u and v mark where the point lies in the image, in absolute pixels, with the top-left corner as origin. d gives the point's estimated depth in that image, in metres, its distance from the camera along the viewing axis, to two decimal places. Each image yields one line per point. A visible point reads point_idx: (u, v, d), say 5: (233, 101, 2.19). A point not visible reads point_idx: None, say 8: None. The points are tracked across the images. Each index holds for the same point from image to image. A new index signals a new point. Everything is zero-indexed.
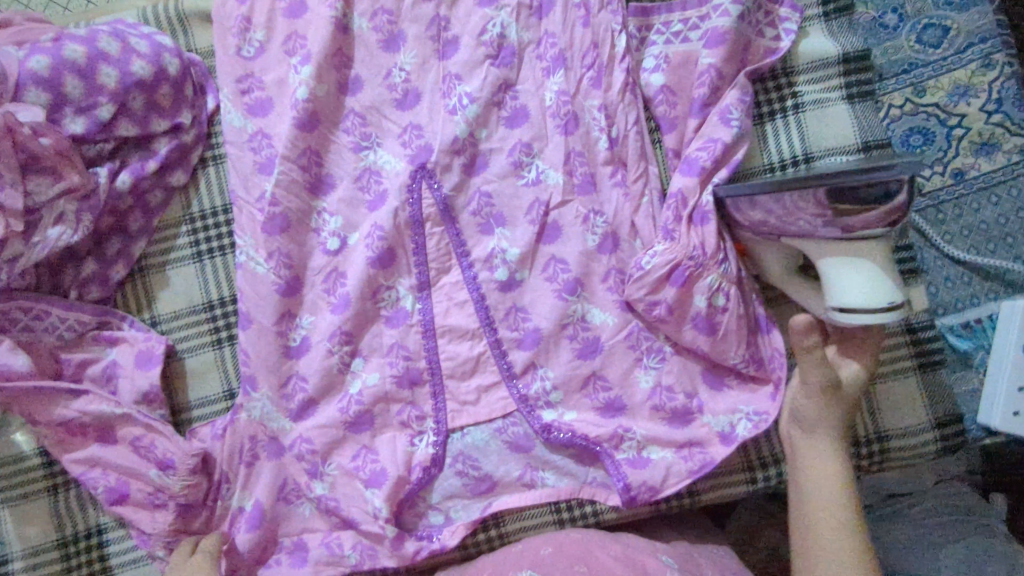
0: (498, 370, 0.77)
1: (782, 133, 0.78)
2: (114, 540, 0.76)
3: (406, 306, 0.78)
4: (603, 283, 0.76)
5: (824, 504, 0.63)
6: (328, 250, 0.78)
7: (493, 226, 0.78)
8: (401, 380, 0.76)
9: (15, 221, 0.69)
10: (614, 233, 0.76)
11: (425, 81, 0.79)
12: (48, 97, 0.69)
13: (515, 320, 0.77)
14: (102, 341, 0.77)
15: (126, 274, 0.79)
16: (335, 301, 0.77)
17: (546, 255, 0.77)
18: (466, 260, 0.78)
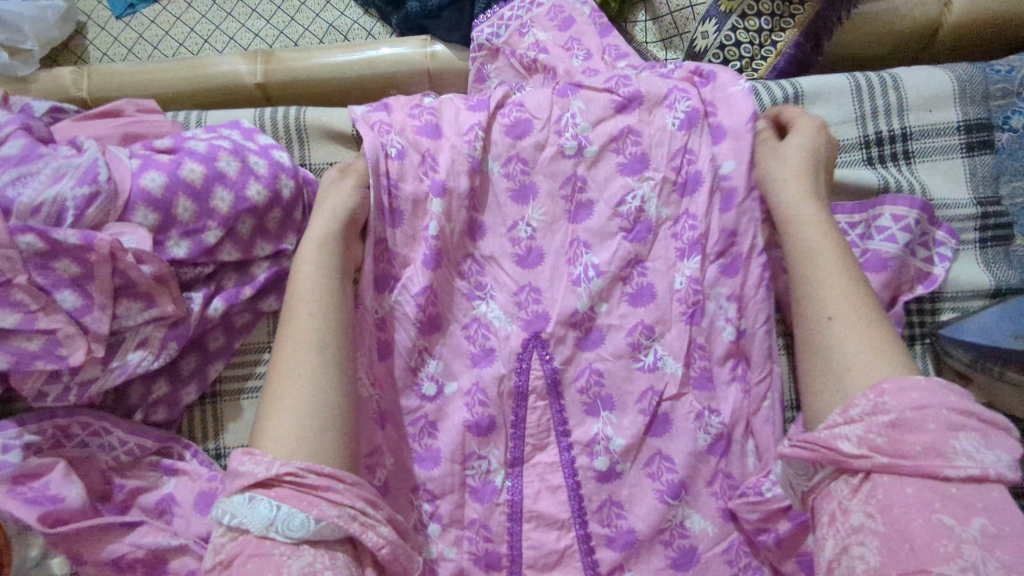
0: (582, 567, 0.68)
1: (920, 361, 0.73)
2: None
3: (496, 481, 0.69)
4: (708, 488, 0.69)
5: (832, 264, 0.58)
6: (425, 395, 0.70)
7: (600, 409, 0.70)
8: (479, 560, 0.68)
9: (97, 345, 0.63)
10: (728, 435, 0.69)
11: (550, 241, 0.73)
12: (156, 217, 0.64)
13: (608, 515, 0.68)
14: (160, 468, 0.71)
15: (197, 396, 0.73)
16: (422, 455, 0.69)
17: (652, 449, 0.69)
18: (564, 441, 0.69)
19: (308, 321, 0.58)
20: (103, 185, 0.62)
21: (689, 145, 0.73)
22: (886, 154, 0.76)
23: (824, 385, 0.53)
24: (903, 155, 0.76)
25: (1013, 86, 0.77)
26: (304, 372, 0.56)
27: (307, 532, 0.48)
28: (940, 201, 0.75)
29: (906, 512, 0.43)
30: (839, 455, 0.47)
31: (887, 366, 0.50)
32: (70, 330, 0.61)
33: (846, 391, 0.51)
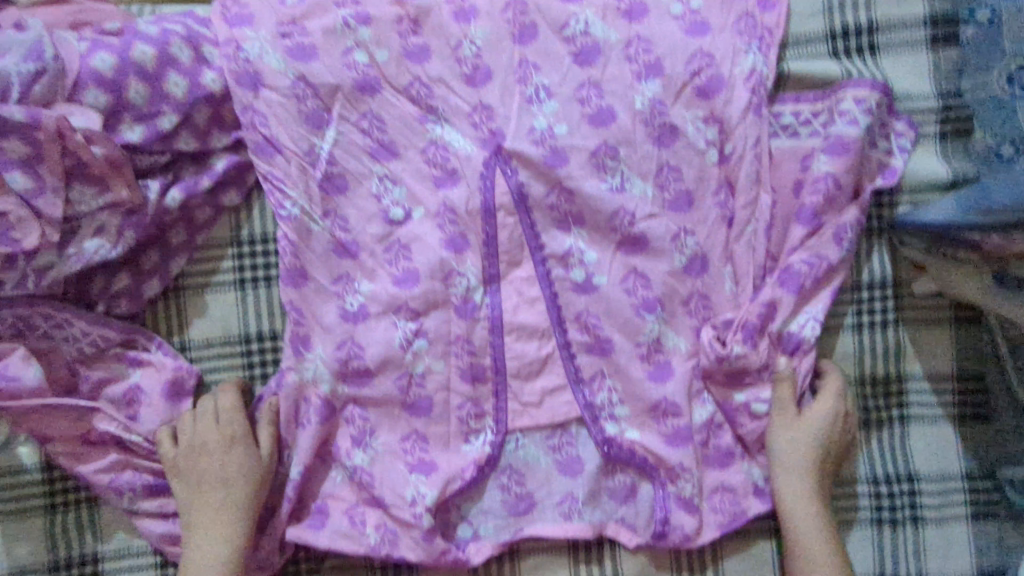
0: (563, 373, 0.75)
1: (878, 253, 0.75)
2: (112, 569, 0.72)
3: (476, 299, 0.74)
4: (683, 308, 0.74)
5: (798, 457, 0.72)
6: (391, 219, 0.73)
7: (570, 224, 0.75)
8: (464, 373, 0.73)
9: (51, 230, 0.62)
10: (703, 255, 0.74)
11: (509, 108, 0.74)
12: (108, 100, 0.64)
13: (586, 323, 0.74)
14: (126, 361, 0.71)
15: (160, 291, 0.72)
16: (354, 311, 0.73)
17: (628, 267, 0.74)
18: (539, 255, 0.74)
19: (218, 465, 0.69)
20: (48, 62, 0.62)
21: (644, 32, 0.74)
22: (850, 47, 0.77)
23: (788, 516, 0.72)
24: (869, 48, 0.77)
25: None
26: (224, 424, 0.70)
27: None
28: (901, 95, 0.76)
29: None
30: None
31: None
32: (22, 214, 0.61)
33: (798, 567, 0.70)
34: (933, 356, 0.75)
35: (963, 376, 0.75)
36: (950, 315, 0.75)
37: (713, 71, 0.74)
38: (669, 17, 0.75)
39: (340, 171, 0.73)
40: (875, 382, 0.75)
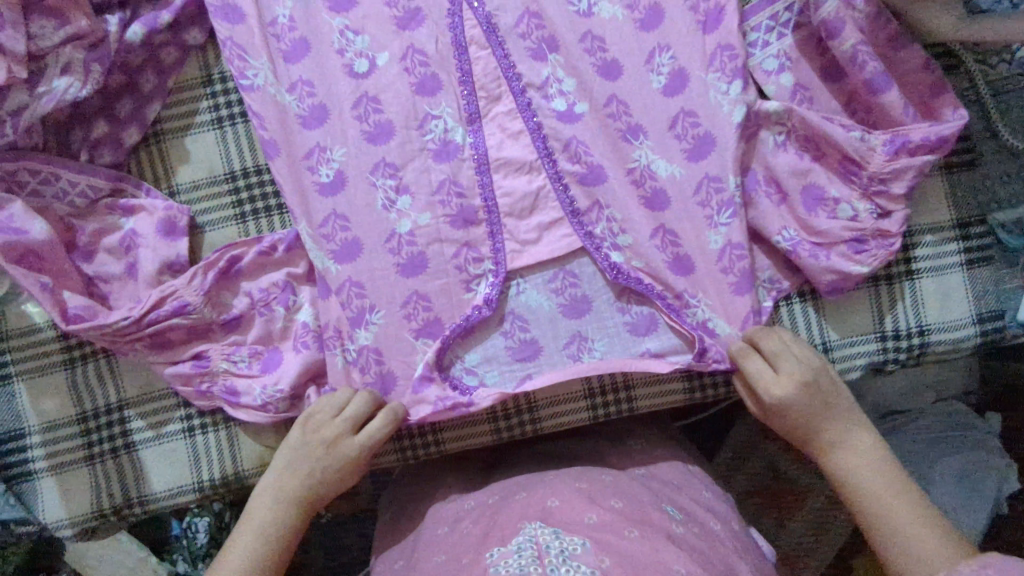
0: (559, 207, 0.73)
1: None
2: (137, 416, 0.74)
3: (457, 139, 0.73)
4: (670, 132, 0.72)
5: (857, 459, 0.64)
6: (356, 74, 0.73)
7: (546, 52, 0.73)
8: (455, 219, 0.72)
9: (17, 66, 0.64)
10: (681, 70, 0.72)
11: None
12: None
13: (575, 153, 0.72)
14: (118, 210, 0.72)
15: (140, 138, 0.73)
16: (330, 182, 0.72)
17: (608, 93, 0.73)
18: (518, 86, 0.72)
19: (263, 510, 0.66)
20: None
21: None
22: None
23: (867, 510, 0.62)
24: None
25: None
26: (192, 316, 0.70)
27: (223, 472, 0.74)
28: None
29: (654, 498, 0.68)
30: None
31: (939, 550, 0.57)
32: None
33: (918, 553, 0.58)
34: None
35: None
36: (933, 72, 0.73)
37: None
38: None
39: (299, 36, 0.73)
40: None
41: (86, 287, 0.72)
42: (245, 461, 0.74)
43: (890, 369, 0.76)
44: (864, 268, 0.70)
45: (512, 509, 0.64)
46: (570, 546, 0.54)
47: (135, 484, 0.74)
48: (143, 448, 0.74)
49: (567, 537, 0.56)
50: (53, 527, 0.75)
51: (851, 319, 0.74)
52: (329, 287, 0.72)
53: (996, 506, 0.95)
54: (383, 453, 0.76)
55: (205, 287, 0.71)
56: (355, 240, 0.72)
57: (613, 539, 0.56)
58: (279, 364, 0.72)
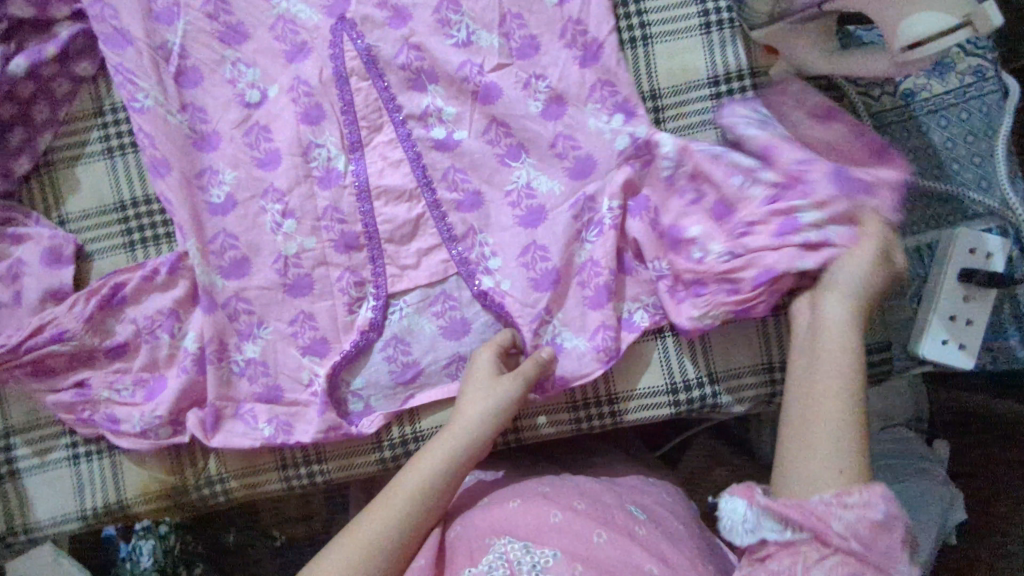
0: (437, 234, 0.74)
1: (729, 44, 0.74)
2: (22, 444, 0.74)
3: (339, 167, 0.74)
4: (550, 151, 0.74)
5: (840, 349, 0.60)
6: (247, 103, 0.74)
7: (425, 84, 0.74)
8: (338, 244, 0.73)
9: None
10: (557, 96, 0.74)
11: None
12: None
13: (453, 181, 0.74)
14: (6, 238, 0.73)
15: (32, 168, 0.75)
16: (220, 203, 0.74)
17: (488, 117, 0.74)
18: (398, 116, 0.74)
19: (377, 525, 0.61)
20: None
21: None
22: None
23: (809, 406, 0.59)
24: None
25: None
26: (74, 343, 0.71)
27: (106, 500, 0.74)
28: None
29: (618, 494, 0.70)
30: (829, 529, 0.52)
31: (832, 476, 0.55)
32: None
33: (805, 473, 0.56)
34: None
35: None
36: (814, 97, 0.74)
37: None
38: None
39: (192, 64, 0.74)
40: None
41: None
42: (129, 490, 0.74)
43: (780, 400, 0.76)
44: (697, 313, 0.70)
45: (479, 521, 0.65)
46: (542, 559, 0.59)
47: (21, 511, 0.75)
48: (28, 475, 0.74)
49: (539, 550, 0.60)
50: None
51: (736, 350, 0.75)
52: (213, 302, 0.73)
53: (943, 537, 0.91)
54: (267, 481, 0.75)
55: (86, 314, 0.71)
56: (244, 260, 0.73)
57: (582, 546, 0.60)
58: (162, 391, 0.73)
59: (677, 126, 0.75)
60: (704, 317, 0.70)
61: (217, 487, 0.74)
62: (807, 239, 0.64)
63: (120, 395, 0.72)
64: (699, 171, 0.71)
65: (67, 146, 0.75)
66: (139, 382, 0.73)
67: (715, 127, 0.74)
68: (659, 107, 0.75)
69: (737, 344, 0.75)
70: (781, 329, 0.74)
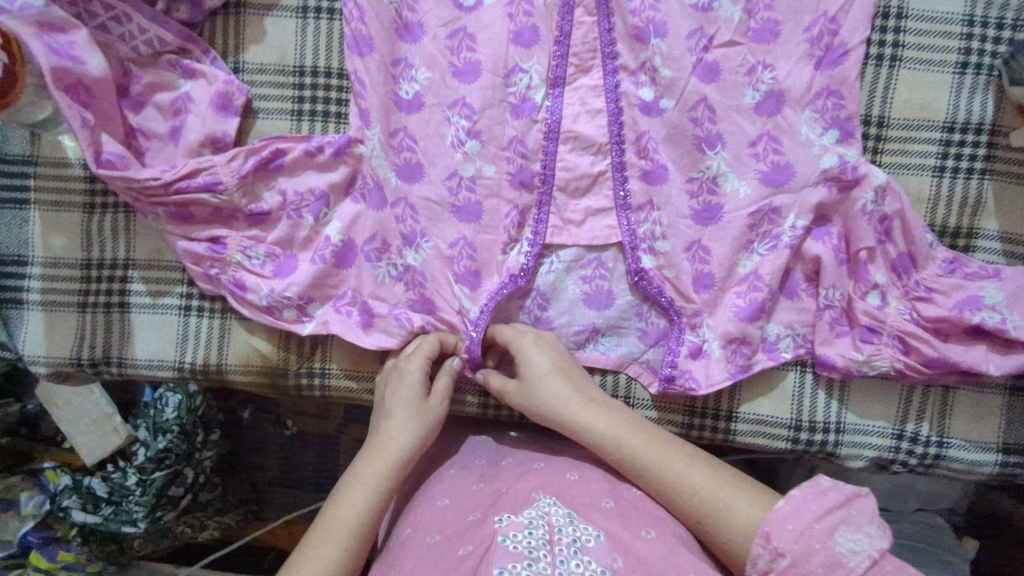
0: (612, 197, 0.70)
1: (979, 93, 0.68)
2: (139, 278, 0.73)
3: (535, 99, 0.69)
4: (749, 150, 0.69)
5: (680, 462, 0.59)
6: (461, 4, 0.69)
7: (650, 35, 0.68)
8: (512, 179, 0.69)
9: None
10: (779, 94, 0.68)
11: None
12: None
13: (646, 148, 0.69)
14: (178, 70, 0.70)
15: (221, 5, 0.71)
16: (408, 99, 0.69)
17: (698, 94, 0.69)
18: (611, 64, 0.69)
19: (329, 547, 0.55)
20: None
21: None
22: None
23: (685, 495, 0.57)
24: None
25: None
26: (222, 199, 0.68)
27: (205, 360, 0.72)
28: None
29: None
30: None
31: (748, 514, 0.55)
32: None
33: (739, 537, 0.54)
34: (1015, 217, 0.69)
35: None
36: None
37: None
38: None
39: None
40: (943, 232, 0.69)
41: (125, 138, 0.70)
42: (230, 357, 0.72)
43: (895, 470, 0.72)
44: (861, 356, 0.68)
45: (528, 478, 0.61)
46: (584, 536, 0.51)
47: (119, 344, 0.73)
48: (136, 311, 0.73)
49: (582, 526, 0.53)
50: (29, 361, 0.74)
51: (871, 406, 0.71)
52: (382, 200, 0.70)
53: None
54: (366, 390, 0.73)
55: (243, 171, 0.68)
56: (416, 165, 0.69)
57: (628, 538, 0.54)
58: (293, 272, 0.70)
59: (895, 161, 0.69)
60: (866, 363, 0.68)
61: (318, 381, 0.73)
62: (986, 322, 0.65)
63: (251, 262, 0.70)
64: (898, 217, 0.67)
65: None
66: (273, 256, 0.70)
67: (934, 173, 0.69)
68: (883, 135, 0.69)
69: (875, 405, 0.71)
70: (932, 405, 0.71)
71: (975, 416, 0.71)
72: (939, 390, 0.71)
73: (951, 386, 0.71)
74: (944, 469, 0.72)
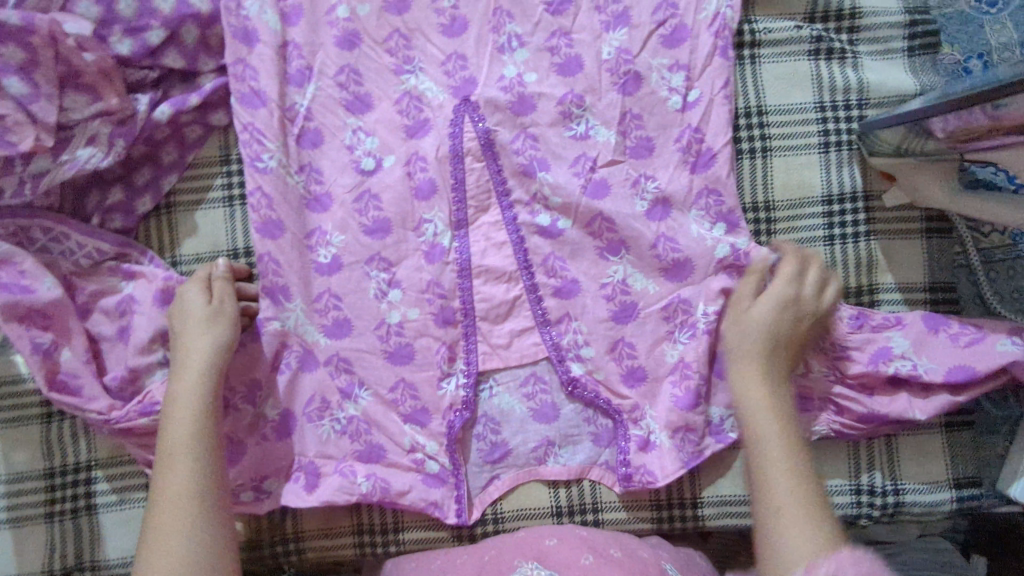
0: (531, 316, 0.75)
1: (846, 166, 0.76)
2: (103, 477, 0.74)
3: (444, 244, 0.75)
4: (651, 251, 0.74)
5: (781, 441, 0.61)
6: (362, 170, 0.76)
7: (536, 170, 0.75)
8: (437, 318, 0.74)
9: (46, 134, 0.66)
10: (665, 199, 0.75)
11: (479, 54, 0.77)
12: (99, 11, 0.69)
13: (552, 268, 0.75)
14: (119, 273, 0.74)
15: (153, 207, 0.76)
16: (328, 263, 0.75)
17: (594, 210, 0.75)
18: (506, 201, 0.76)
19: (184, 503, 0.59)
20: None
21: None
22: None
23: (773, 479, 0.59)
24: None
25: None
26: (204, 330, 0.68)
27: None
28: (870, 11, 0.77)
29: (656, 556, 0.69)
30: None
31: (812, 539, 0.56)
32: (18, 117, 0.65)
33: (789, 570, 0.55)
34: (907, 268, 0.75)
35: (937, 285, 0.75)
36: (925, 225, 0.75)
37: (678, 21, 0.75)
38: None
39: (314, 127, 0.76)
40: (846, 293, 0.75)
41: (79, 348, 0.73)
42: None
43: (863, 524, 0.75)
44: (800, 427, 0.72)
45: (512, 546, 0.65)
46: None
47: (90, 546, 0.74)
48: (104, 509, 0.74)
49: None
50: None
51: (825, 466, 0.74)
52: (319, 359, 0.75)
53: None
54: (343, 544, 0.75)
55: None
56: (345, 321, 0.74)
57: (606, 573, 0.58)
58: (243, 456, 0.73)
59: (787, 239, 0.76)
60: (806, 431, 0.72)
61: (293, 544, 0.75)
62: (899, 371, 0.70)
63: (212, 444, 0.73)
64: None
65: (187, 192, 0.77)
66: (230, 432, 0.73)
67: (824, 243, 0.75)
68: (771, 217, 0.76)
69: (828, 467, 0.74)
70: (880, 455, 0.74)
71: (923, 457, 0.74)
72: (882, 441, 0.74)
73: (892, 435, 0.74)
74: (906, 514, 0.74)
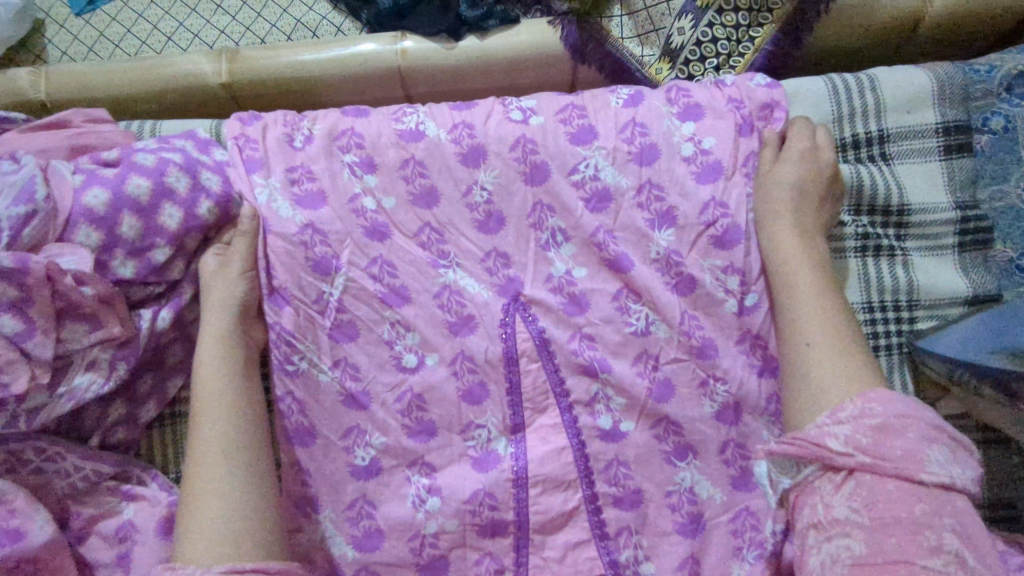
0: (589, 528, 0.69)
1: (896, 372, 0.72)
2: None
3: (498, 449, 0.71)
4: (719, 455, 0.70)
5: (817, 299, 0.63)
6: (404, 367, 0.71)
7: (597, 371, 0.71)
8: (483, 529, 0.69)
9: (40, 372, 0.61)
10: (736, 403, 0.70)
11: (516, 244, 0.73)
12: (99, 236, 0.63)
13: (615, 475, 0.70)
14: (119, 494, 0.68)
15: (155, 416, 0.71)
16: (365, 466, 0.70)
17: (658, 415, 0.70)
18: (565, 400, 0.71)
19: (215, 468, 0.59)
20: (40, 204, 0.61)
21: (661, 176, 0.72)
22: (861, 156, 0.75)
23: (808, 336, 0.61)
24: (881, 157, 0.75)
25: (994, 86, 0.74)
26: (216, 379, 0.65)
27: None
28: (918, 207, 0.73)
29: None
30: (827, 451, 0.53)
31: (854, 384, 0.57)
32: (12, 356, 0.60)
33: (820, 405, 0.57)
34: None
35: (998, 500, 0.71)
36: (979, 436, 0.71)
37: (727, 218, 0.71)
38: (678, 157, 0.73)
39: (350, 319, 0.71)
40: None
41: None
42: None
43: None
44: None
45: None
46: None
47: None
48: None
49: None
50: None
51: None
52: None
53: None
54: None
55: None
56: (376, 532, 0.69)
57: None
58: None
59: None
60: None
61: None
62: None
63: None
64: None
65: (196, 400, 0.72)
66: None
67: None
68: None
69: None
70: None
71: None
72: None
73: None
74: None
